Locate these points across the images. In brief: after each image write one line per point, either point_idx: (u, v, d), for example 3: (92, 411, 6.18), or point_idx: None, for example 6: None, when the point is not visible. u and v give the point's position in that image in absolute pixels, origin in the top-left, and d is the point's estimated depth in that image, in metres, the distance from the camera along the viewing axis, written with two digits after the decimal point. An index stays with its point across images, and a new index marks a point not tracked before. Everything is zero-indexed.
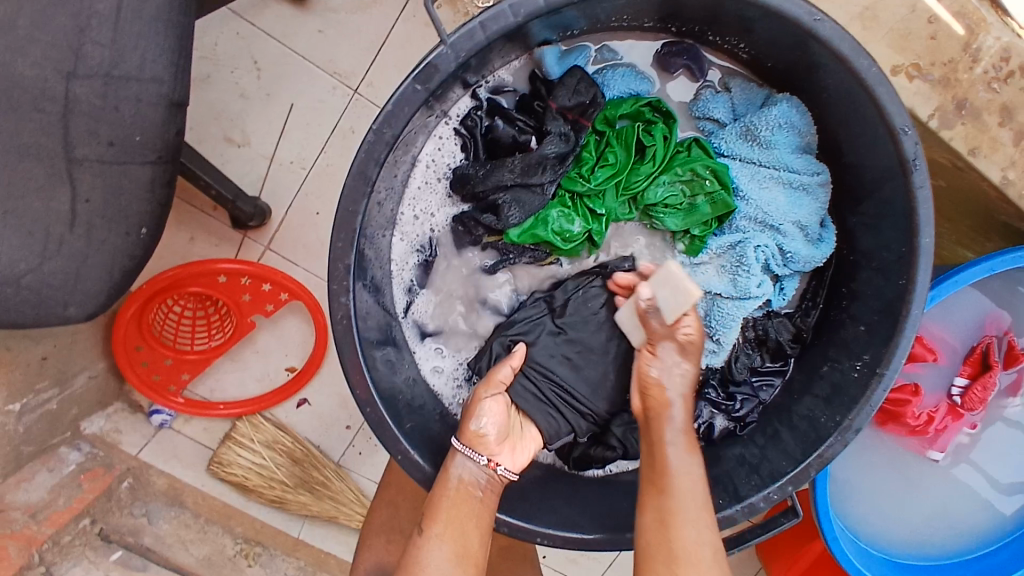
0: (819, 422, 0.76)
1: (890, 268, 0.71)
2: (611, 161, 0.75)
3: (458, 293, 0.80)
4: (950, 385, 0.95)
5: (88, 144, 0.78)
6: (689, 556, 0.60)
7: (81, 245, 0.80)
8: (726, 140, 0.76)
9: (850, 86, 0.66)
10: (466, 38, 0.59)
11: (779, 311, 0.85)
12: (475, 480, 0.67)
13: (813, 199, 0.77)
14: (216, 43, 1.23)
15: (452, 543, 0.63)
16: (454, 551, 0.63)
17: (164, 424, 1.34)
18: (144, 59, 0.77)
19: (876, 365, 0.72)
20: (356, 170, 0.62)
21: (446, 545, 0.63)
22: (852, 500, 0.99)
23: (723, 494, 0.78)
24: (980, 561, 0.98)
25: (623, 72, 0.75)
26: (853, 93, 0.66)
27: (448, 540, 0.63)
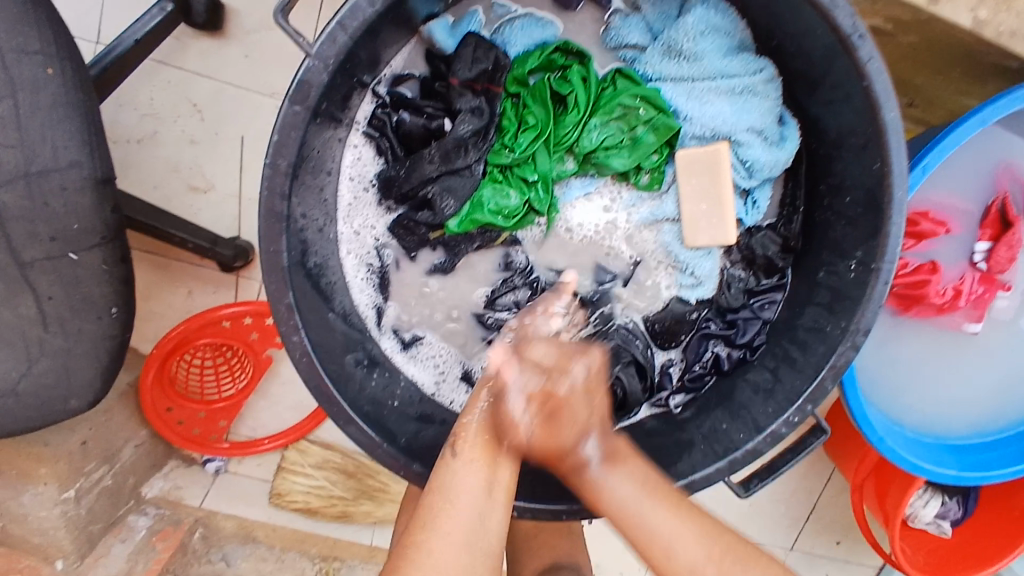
0: (826, 332, 0.70)
1: (861, 154, 0.64)
2: (532, 122, 0.70)
3: (425, 287, 0.77)
4: (972, 252, 0.88)
5: (31, 245, 0.78)
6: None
7: (60, 340, 0.81)
8: (650, 64, 0.71)
9: None
10: (330, 44, 0.55)
11: (759, 225, 0.79)
12: (499, 422, 0.60)
13: (762, 98, 0.70)
14: (151, 97, 1.21)
15: (487, 470, 0.58)
16: (486, 478, 0.58)
17: (219, 469, 1.39)
18: (55, 148, 0.76)
19: (871, 260, 0.65)
20: (264, 210, 0.59)
21: (477, 472, 0.58)
22: (896, 395, 0.93)
23: (743, 429, 0.72)
24: None
25: (522, 25, 0.70)
26: None
27: (479, 459, 0.58)
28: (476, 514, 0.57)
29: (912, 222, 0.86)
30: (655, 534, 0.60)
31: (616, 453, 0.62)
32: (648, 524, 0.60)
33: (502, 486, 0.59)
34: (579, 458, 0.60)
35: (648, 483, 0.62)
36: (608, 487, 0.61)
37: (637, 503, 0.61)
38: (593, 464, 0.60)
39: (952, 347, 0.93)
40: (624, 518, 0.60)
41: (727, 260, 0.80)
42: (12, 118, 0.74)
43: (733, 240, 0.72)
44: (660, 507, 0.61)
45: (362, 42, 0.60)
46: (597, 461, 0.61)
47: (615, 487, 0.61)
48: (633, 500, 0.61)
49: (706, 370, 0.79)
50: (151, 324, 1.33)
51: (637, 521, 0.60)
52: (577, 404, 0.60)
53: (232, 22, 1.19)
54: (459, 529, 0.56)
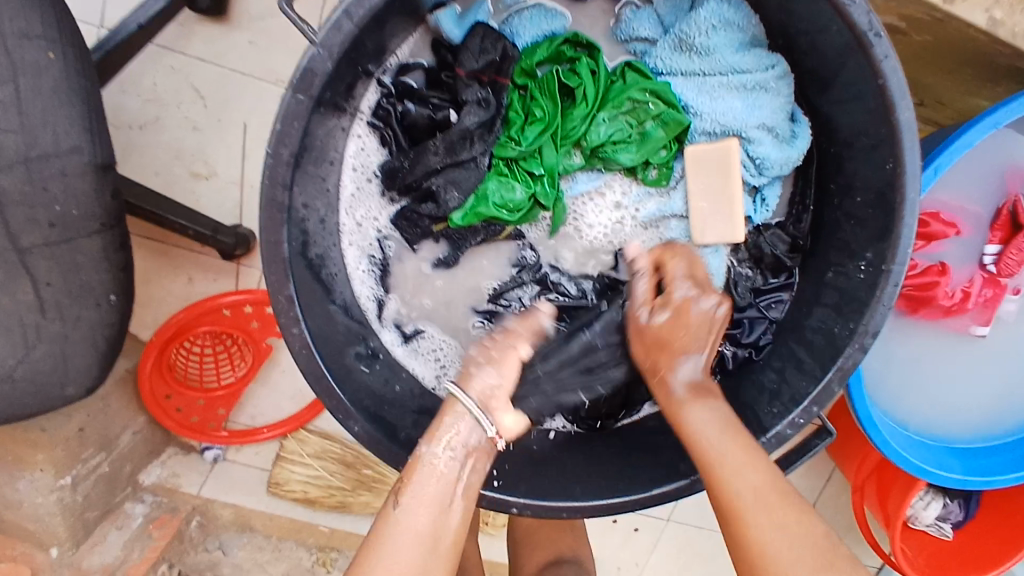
0: (833, 334, 0.69)
1: (873, 153, 0.63)
2: (539, 115, 0.69)
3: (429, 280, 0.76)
4: (981, 254, 0.87)
5: (30, 230, 0.77)
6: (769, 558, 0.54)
7: (58, 327, 0.80)
8: (661, 58, 0.70)
9: None
10: (335, 32, 0.54)
11: (768, 224, 0.78)
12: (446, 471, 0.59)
13: (774, 95, 0.69)
14: (153, 81, 1.20)
15: (431, 515, 0.57)
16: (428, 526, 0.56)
17: (218, 458, 1.37)
18: (55, 132, 0.75)
19: (881, 263, 0.64)
20: (265, 200, 0.57)
21: (419, 517, 0.56)
22: (899, 397, 0.92)
23: (747, 430, 0.72)
24: None
25: (530, 15, 0.69)
26: None
27: (430, 501, 0.57)
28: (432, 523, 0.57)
29: (922, 223, 0.84)
30: (734, 477, 0.57)
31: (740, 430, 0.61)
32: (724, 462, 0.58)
33: (447, 538, 0.57)
34: (671, 371, 0.64)
35: (731, 426, 0.61)
36: (695, 425, 0.61)
37: (715, 438, 0.60)
38: (680, 385, 0.63)
39: (958, 350, 0.92)
40: (700, 449, 0.60)
41: (734, 257, 0.79)
42: (13, 102, 0.73)
43: (740, 238, 0.71)
44: (741, 448, 0.59)
45: (368, 31, 0.59)
46: (683, 391, 0.63)
47: (714, 438, 0.60)
48: (714, 429, 0.60)
49: (710, 369, 0.78)
50: (150, 311, 1.32)
51: (729, 472, 0.58)
52: (682, 321, 0.65)
53: (237, 7, 1.17)
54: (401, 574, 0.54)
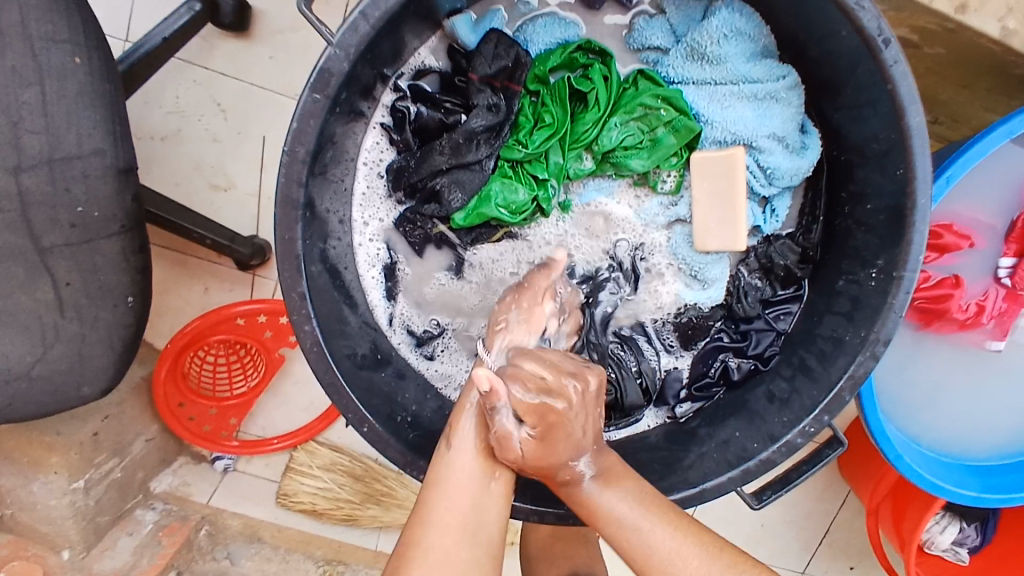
0: (845, 341, 0.68)
1: (883, 160, 0.63)
2: (548, 120, 0.70)
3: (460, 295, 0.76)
4: (996, 267, 0.86)
5: (51, 231, 0.79)
6: None
7: (75, 326, 0.81)
8: (673, 66, 0.69)
9: None
10: (351, 34, 0.56)
11: (779, 234, 0.77)
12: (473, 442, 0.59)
13: (785, 106, 0.69)
14: (177, 94, 1.23)
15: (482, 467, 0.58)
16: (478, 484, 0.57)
17: (227, 468, 1.39)
18: (80, 135, 0.77)
19: (892, 269, 0.63)
20: (281, 197, 0.59)
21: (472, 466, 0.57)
22: (914, 411, 0.90)
23: (756, 437, 0.71)
24: None
25: (545, 23, 0.70)
26: None
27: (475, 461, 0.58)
28: (475, 497, 0.56)
29: (935, 235, 0.83)
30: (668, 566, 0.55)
31: (622, 469, 0.61)
32: (642, 540, 0.56)
33: (495, 498, 0.57)
34: (572, 473, 0.59)
35: (648, 502, 0.58)
36: (607, 506, 0.59)
37: (637, 521, 0.57)
38: (586, 479, 0.59)
39: (973, 365, 0.90)
40: (618, 535, 0.58)
41: (743, 268, 0.78)
42: (38, 105, 0.75)
43: (742, 248, 0.70)
44: (662, 525, 0.57)
45: (384, 37, 0.60)
46: (590, 478, 0.59)
47: (612, 499, 0.59)
48: (636, 518, 0.57)
49: (715, 381, 0.78)
50: (167, 320, 1.34)
51: (624, 530, 0.57)
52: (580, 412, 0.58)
53: (259, 23, 1.20)
54: (458, 515, 0.55)
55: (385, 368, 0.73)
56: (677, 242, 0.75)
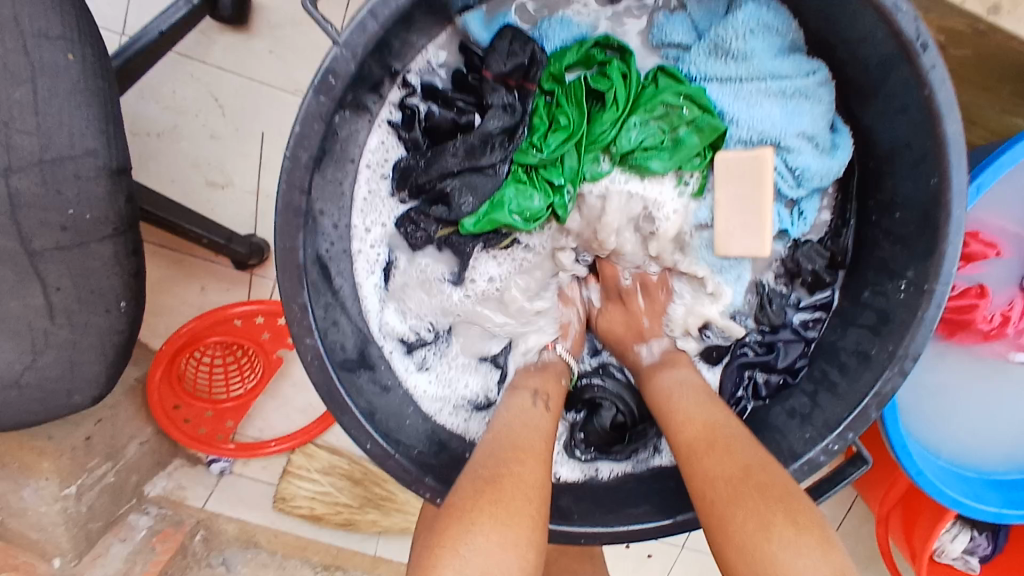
0: (869, 357, 0.66)
1: (915, 169, 0.60)
2: (563, 122, 0.65)
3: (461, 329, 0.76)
4: (1021, 277, 0.83)
5: (42, 234, 0.75)
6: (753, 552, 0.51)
7: (66, 332, 0.78)
8: (696, 63, 0.66)
9: None
10: (359, 34, 0.53)
11: (806, 240, 0.75)
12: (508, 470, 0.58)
13: (815, 105, 0.65)
14: (173, 89, 1.19)
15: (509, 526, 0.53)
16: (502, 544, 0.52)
17: (225, 470, 1.36)
18: (71, 134, 0.73)
19: (922, 283, 0.61)
20: (282, 203, 0.56)
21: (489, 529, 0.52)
22: (933, 423, 0.88)
23: (776, 455, 0.69)
24: None
25: (563, 22, 0.67)
26: None
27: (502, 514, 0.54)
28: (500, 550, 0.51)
29: (960, 243, 0.81)
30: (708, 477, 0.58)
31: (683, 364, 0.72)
32: (681, 408, 0.65)
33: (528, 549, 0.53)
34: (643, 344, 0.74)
35: (696, 388, 0.68)
36: (669, 384, 0.69)
37: (683, 396, 0.67)
38: (648, 353, 0.73)
39: (996, 377, 0.87)
40: (661, 403, 0.68)
41: (769, 275, 0.77)
42: (28, 103, 0.72)
43: (769, 253, 0.66)
44: (705, 409, 0.64)
45: (392, 34, 0.57)
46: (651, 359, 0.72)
47: (675, 386, 0.68)
48: (684, 395, 0.67)
49: (745, 396, 0.75)
50: (163, 321, 1.31)
51: (678, 411, 0.65)
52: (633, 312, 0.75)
53: (258, 17, 1.17)
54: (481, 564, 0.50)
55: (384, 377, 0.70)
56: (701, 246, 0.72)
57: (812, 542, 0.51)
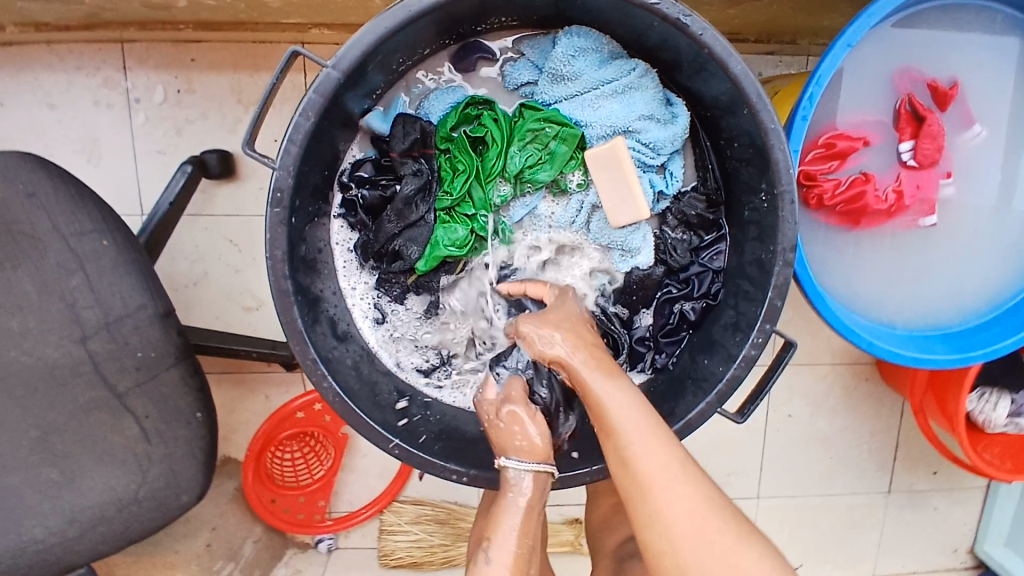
0: (763, 260, 0.80)
1: (734, 106, 0.77)
2: (462, 167, 0.85)
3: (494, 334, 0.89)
4: (899, 154, 0.96)
5: (123, 377, 0.98)
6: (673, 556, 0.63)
7: (162, 449, 1.00)
8: (545, 92, 0.84)
9: (617, 4, 0.72)
10: (287, 156, 0.72)
11: (685, 190, 0.90)
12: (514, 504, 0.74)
13: (643, 91, 0.82)
14: (195, 243, 1.44)
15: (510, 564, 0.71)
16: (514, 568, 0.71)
17: (332, 547, 1.56)
18: (124, 298, 0.97)
19: (775, 188, 0.76)
20: (276, 290, 0.75)
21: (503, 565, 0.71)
22: (881, 300, 0.99)
23: (721, 361, 0.83)
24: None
25: (436, 95, 0.85)
26: (621, 6, 0.73)
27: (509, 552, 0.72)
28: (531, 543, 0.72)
29: (832, 145, 0.93)
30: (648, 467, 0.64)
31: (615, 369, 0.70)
32: (627, 428, 0.66)
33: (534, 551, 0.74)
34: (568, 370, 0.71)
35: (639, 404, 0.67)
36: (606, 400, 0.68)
37: (629, 412, 0.66)
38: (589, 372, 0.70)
39: (920, 244, 0.99)
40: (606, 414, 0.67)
41: (666, 226, 0.91)
42: (87, 285, 0.95)
43: (648, 214, 0.84)
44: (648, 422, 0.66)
45: (315, 149, 0.77)
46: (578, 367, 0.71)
47: (614, 397, 0.67)
48: (633, 419, 0.66)
49: (679, 325, 0.91)
50: (242, 433, 1.54)
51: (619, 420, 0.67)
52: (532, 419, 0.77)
53: (242, 164, 1.41)
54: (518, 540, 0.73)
55: (410, 408, 0.89)
56: (595, 228, 0.88)
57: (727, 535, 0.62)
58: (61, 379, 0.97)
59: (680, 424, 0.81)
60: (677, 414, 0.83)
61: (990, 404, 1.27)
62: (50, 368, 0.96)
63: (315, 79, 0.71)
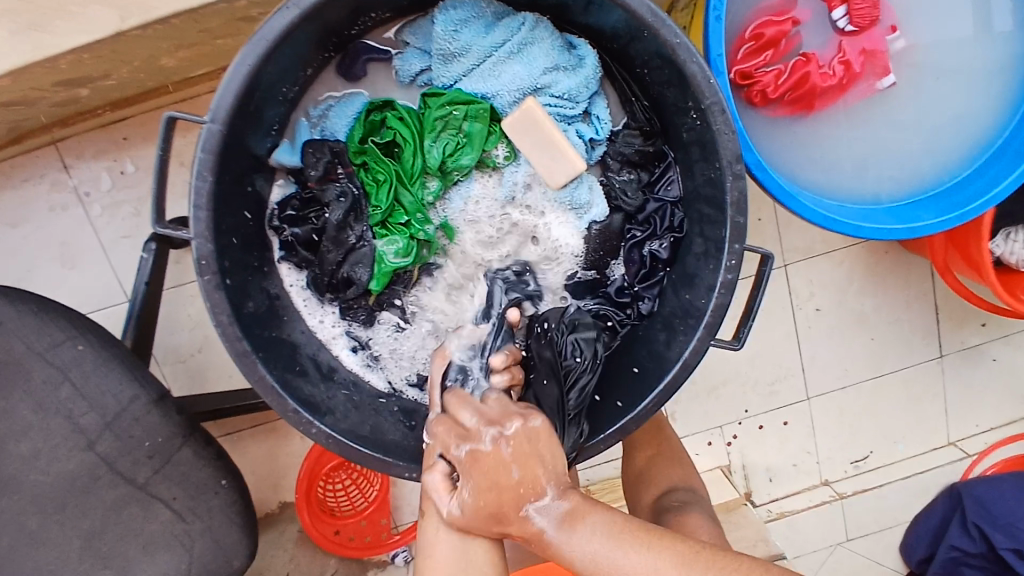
0: (714, 178, 0.75)
1: (635, 30, 0.71)
2: (383, 176, 0.83)
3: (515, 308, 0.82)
4: (834, 22, 0.89)
5: (140, 468, 1.00)
6: None
7: (200, 522, 1.01)
8: (442, 75, 0.81)
9: None
10: (198, 223, 0.69)
11: (618, 130, 0.86)
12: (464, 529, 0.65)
13: (541, 43, 0.78)
14: (186, 312, 1.45)
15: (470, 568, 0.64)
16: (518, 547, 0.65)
17: (407, 558, 1.59)
18: (115, 395, 0.98)
19: (702, 102, 0.71)
20: (234, 354, 0.72)
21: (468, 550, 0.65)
22: (858, 178, 0.94)
23: (701, 293, 0.79)
24: (1015, 134, 0.91)
25: (337, 110, 0.83)
26: None
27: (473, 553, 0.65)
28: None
29: (760, 35, 0.87)
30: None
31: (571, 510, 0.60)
32: (617, 566, 0.58)
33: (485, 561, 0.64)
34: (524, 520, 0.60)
35: (616, 532, 0.59)
36: (574, 551, 0.59)
37: (605, 549, 0.58)
38: (539, 521, 0.60)
39: (882, 109, 0.93)
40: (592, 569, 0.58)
41: (610, 173, 0.87)
42: (76, 393, 0.97)
43: (583, 164, 0.80)
44: (630, 550, 0.58)
45: (229, 205, 0.74)
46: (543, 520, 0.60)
47: (578, 545, 0.59)
48: (606, 553, 0.58)
49: (653, 267, 0.86)
50: (291, 477, 1.57)
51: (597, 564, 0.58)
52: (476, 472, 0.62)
53: None
54: None
55: (416, 423, 0.86)
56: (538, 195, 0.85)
57: None
58: (83, 486, 0.99)
59: (677, 369, 0.77)
60: (673, 357, 0.79)
61: (1018, 242, 1.17)
62: (70, 480, 0.98)
63: (200, 138, 0.68)
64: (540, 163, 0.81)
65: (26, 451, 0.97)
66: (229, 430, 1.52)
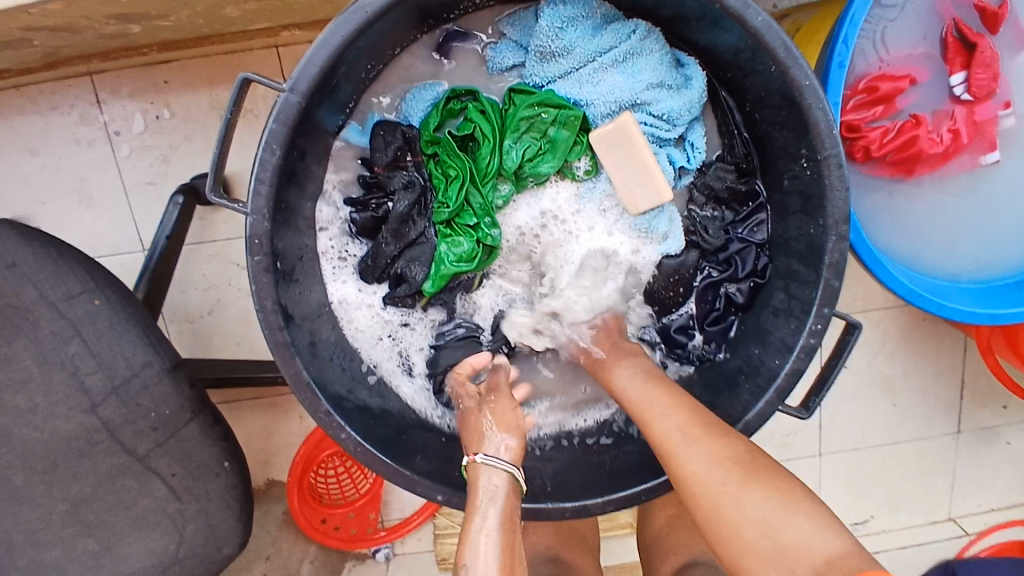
0: (812, 234, 0.70)
1: (758, 65, 0.65)
2: (455, 172, 0.76)
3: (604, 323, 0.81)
4: (951, 89, 0.83)
5: (141, 440, 0.93)
6: (694, 475, 0.62)
7: (195, 503, 0.95)
8: (536, 72, 0.75)
9: None
10: (256, 198, 0.63)
11: (710, 160, 0.80)
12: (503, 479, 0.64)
13: (649, 56, 0.72)
14: (203, 273, 1.38)
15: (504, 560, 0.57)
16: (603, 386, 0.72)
17: (389, 556, 1.53)
18: (127, 358, 0.91)
19: (817, 153, 0.65)
20: (272, 345, 0.66)
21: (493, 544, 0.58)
22: (940, 250, 0.88)
23: (775, 351, 0.73)
24: None
25: (413, 94, 0.76)
26: None
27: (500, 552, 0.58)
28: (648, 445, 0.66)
29: (872, 87, 0.81)
30: (700, 467, 0.61)
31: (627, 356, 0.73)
32: (650, 407, 0.67)
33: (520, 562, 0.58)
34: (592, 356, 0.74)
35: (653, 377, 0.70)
36: (622, 387, 0.70)
37: (640, 392, 0.68)
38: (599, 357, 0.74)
39: (979, 185, 0.87)
40: (630, 401, 0.68)
41: (693, 205, 0.81)
42: (86, 350, 0.90)
43: (671, 195, 0.73)
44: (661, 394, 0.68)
45: (290, 183, 0.68)
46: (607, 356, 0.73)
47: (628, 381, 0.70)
48: (643, 393, 0.68)
49: (725, 311, 0.81)
50: (283, 455, 1.51)
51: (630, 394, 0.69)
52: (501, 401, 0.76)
53: None
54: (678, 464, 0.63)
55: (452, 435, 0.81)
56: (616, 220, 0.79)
57: (741, 464, 0.61)
58: (79, 449, 0.92)
59: (738, 429, 0.71)
60: (734, 416, 0.74)
61: None
62: (66, 440, 0.92)
63: (274, 107, 0.62)
64: (618, 178, 0.75)
65: (23, 403, 0.90)
66: (227, 399, 1.46)
